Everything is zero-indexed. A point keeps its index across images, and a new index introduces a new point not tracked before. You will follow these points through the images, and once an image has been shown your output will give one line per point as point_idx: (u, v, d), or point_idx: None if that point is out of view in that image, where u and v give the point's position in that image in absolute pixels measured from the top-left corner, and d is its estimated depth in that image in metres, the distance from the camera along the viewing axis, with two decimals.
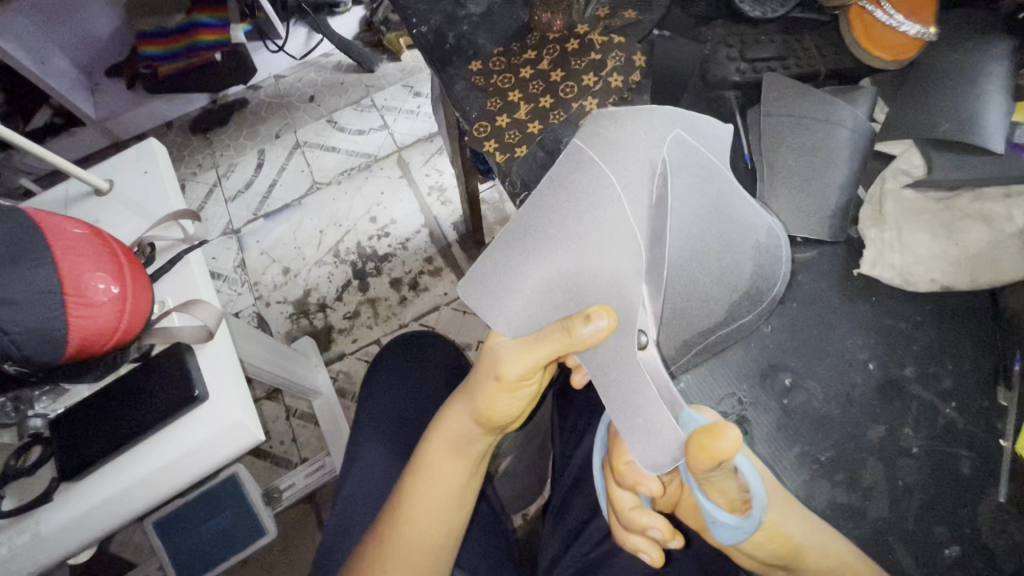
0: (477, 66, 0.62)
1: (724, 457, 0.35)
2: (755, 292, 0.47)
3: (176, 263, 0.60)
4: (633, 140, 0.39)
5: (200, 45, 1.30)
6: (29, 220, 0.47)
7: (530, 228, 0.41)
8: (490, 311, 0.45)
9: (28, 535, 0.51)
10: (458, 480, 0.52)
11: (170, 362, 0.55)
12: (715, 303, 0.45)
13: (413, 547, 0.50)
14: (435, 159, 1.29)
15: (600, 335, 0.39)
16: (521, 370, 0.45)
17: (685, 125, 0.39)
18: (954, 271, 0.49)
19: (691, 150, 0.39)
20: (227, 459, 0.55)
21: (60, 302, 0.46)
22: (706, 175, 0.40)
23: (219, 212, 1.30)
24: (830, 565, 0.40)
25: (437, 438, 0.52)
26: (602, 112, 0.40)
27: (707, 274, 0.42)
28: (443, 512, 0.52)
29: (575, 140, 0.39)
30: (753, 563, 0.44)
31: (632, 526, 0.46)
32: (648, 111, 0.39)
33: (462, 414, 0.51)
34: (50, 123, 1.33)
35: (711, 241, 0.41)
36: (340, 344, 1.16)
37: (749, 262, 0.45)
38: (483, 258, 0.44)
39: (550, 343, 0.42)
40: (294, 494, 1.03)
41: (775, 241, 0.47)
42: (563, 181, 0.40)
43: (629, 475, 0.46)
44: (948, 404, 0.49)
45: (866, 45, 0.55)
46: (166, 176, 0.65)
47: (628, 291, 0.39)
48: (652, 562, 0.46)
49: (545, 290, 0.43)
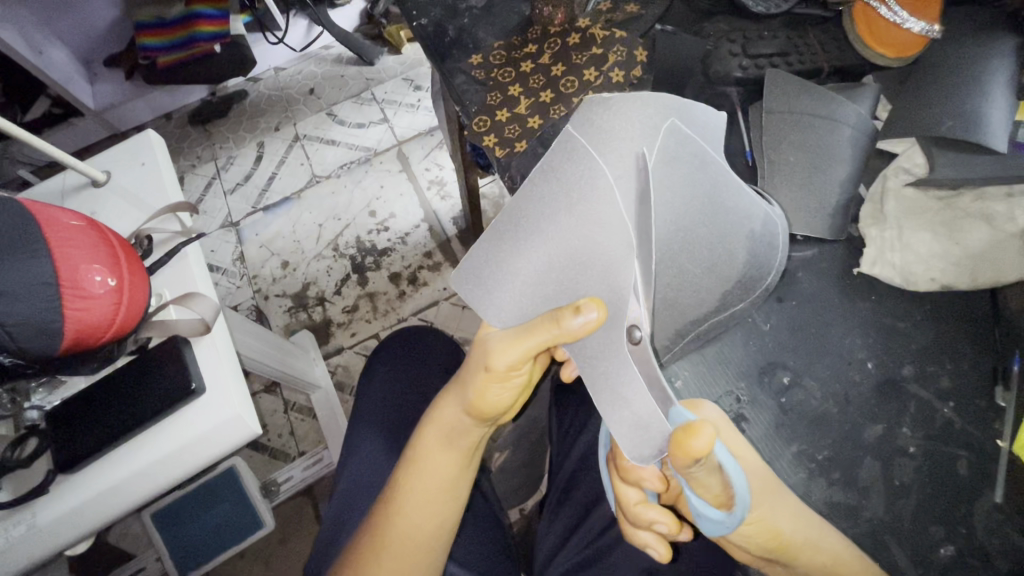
0: (477, 59, 0.61)
1: (700, 454, 0.34)
2: (748, 279, 0.47)
3: (175, 256, 0.60)
4: (626, 128, 0.38)
5: (200, 36, 1.25)
6: (27, 212, 0.47)
7: (522, 218, 0.41)
8: (482, 303, 0.45)
9: (25, 526, 0.51)
10: (449, 471, 0.52)
11: (167, 354, 0.55)
12: (706, 291, 0.45)
13: (406, 541, 0.50)
14: (435, 153, 1.29)
15: (589, 327, 0.39)
16: (510, 360, 0.44)
17: (680, 112, 0.39)
18: (954, 271, 0.49)
19: (685, 139, 0.39)
20: (223, 453, 0.55)
21: (56, 294, 0.46)
22: (699, 165, 0.40)
23: (219, 205, 1.29)
24: (821, 562, 0.40)
25: (430, 428, 0.52)
26: (595, 98, 0.39)
27: (698, 264, 0.43)
28: (436, 504, 0.51)
29: (567, 128, 0.39)
30: (750, 556, 0.45)
31: (638, 521, 0.46)
32: (642, 98, 0.38)
33: (455, 404, 0.51)
34: (48, 113, 1.32)
35: (704, 232, 0.41)
36: (339, 337, 1.16)
37: (742, 253, 0.45)
38: (476, 249, 0.43)
39: (540, 335, 0.41)
40: (292, 487, 1.04)
41: (772, 235, 0.47)
42: (555, 170, 0.39)
43: (633, 471, 0.46)
44: (946, 404, 0.49)
45: (869, 42, 0.55)
46: (165, 168, 0.65)
47: (618, 285, 0.39)
48: (661, 557, 0.46)
49: (537, 282, 0.43)
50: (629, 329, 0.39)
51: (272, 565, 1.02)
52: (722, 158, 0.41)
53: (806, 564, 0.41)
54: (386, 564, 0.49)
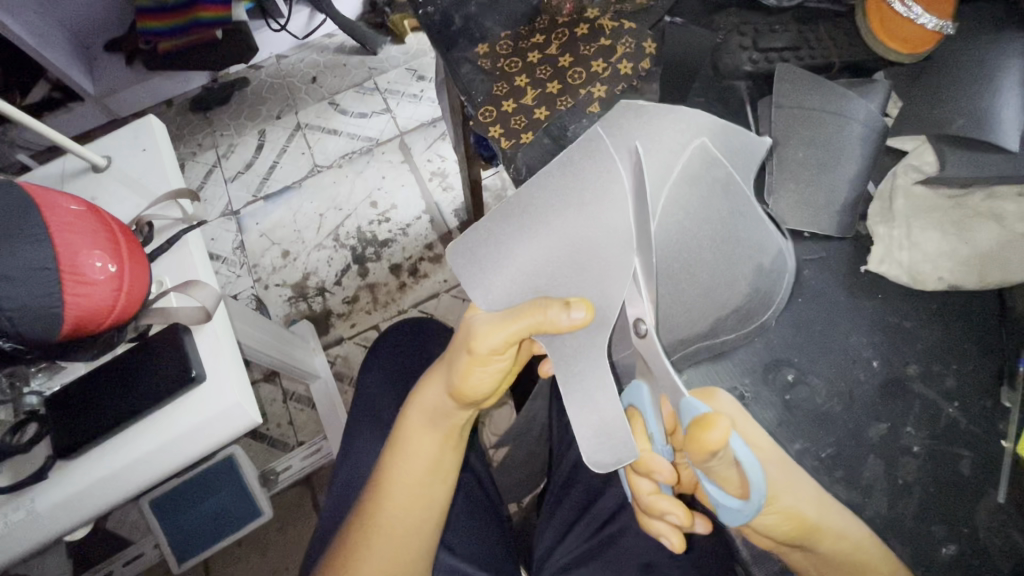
0: (484, 49, 0.60)
1: (716, 447, 0.35)
2: (745, 311, 0.46)
3: (175, 243, 0.59)
4: (654, 138, 0.41)
5: (202, 21, 1.23)
6: (26, 195, 0.46)
7: (530, 205, 0.43)
8: (472, 280, 0.46)
9: (24, 511, 0.51)
10: (433, 453, 0.51)
11: (167, 342, 0.55)
12: (696, 317, 0.44)
13: (396, 522, 0.50)
14: (437, 144, 1.28)
15: (574, 326, 0.41)
16: (495, 343, 0.43)
17: (712, 134, 0.42)
18: (963, 270, 0.48)
19: (711, 161, 0.42)
20: (220, 443, 0.54)
21: (56, 279, 0.45)
22: (720, 190, 0.42)
23: (219, 193, 1.29)
24: (845, 549, 0.41)
25: (412, 408, 0.52)
26: (628, 104, 0.42)
27: (696, 287, 0.43)
28: (423, 491, 0.51)
29: (597, 127, 0.42)
30: (769, 543, 0.45)
31: (651, 509, 0.45)
32: (677, 113, 0.42)
33: (437, 385, 0.51)
34: (48, 98, 1.31)
35: (709, 256, 0.42)
36: (338, 328, 1.15)
37: (743, 287, 0.44)
38: (478, 227, 0.45)
39: (524, 320, 0.42)
40: (289, 478, 1.04)
41: (775, 276, 0.45)
42: (574, 166, 0.42)
43: (644, 463, 0.44)
44: (952, 404, 0.48)
45: (879, 36, 0.55)
46: (166, 154, 0.64)
47: (617, 279, 0.41)
48: (675, 547, 0.45)
49: (528, 273, 0.44)
50: (635, 323, 0.42)
51: (270, 553, 1.02)
52: (747, 184, 0.43)
53: (831, 551, 0.41)
54: (375, 550, 0.49)
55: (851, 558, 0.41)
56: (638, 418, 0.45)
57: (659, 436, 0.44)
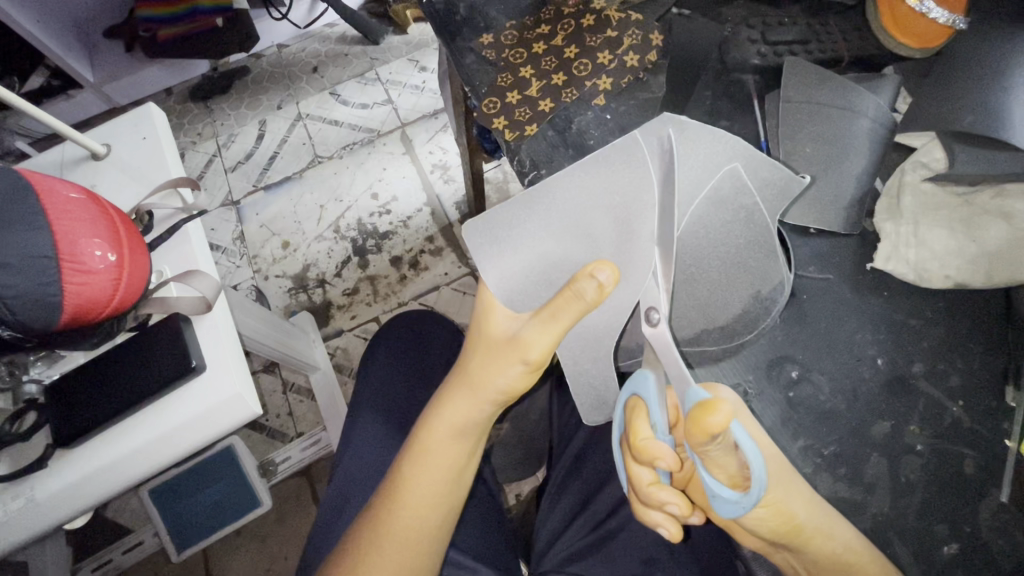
0: (487, 38, 0.59)
1: (716, 430, 0.35)
2: (731, 328, 0.50)
3: (174, 234, 0.58)
4: (696, 158, 0.45)
5: (203, 9, 1.26)
6: (25, 182, 0.45)
7: (557, 195, 0.44)
8: (487, 259, 0.45)
9: (23, 500, 0.51)
10: (457, 465, 0.49)
11: (167, 332, 0.54)
12: (689, 322, 0.49)
13: (412, 526, 0.48)
14: (439, 136, 1.27)
15: (603, 291, 0.41)
16: (539, 338, 0.42)
17: (745, 162, 0.46)
18: (970, 269, 0.48)
19: (740, 188, 0.46)
20: (221, 433, 0.54)
21: (55, 268, 0.45)
22: (743, 218, 0.46)
23: (219, 182, 1.28)
24: (834, 550, 0.40)
25: (440, 423, 0.49)
26: (674, 118, 0.44)
27: (694, 299, 0.49)
28: (441, 501, 0.49)
29: (635, 133, 0.44)
30: (759, 541, 0.45)
31: (649, 501, 0.41)
32: (717, 135, 0.45)
33: (470, 397, 0.48)
34: (46, 86, 1.29)
35: (715, 275, 0.48)
36: (338, 320, 1.15)
37: (736, 305, 0.49)
38: (500, 206, 0.45)
39: (562, 306, 0.42)
40: (289, 467, 1.04)
41: (765, 305, 0.48)
42: (611, 162, 0.44)
43: (646, 451, 0.40)
44: (956, 403, 0.48)
45: (908, 41, 0.53)
46: (167, 144, 0.63)
47: (636, 278, 0.45)
48: (671, 538, 0.41)
49: (544, 264, 0.45)
50: (647, 312, 0.44)
51: (269, 544, 1.02)
52: (772, 217, 0.46)
53: (820, 552, 0.40)
54: (388, 555, 0.47)
55: (839, 560, 0.40)
56: (639, 408, 0.42)
57: (661, 426, 0.41)
